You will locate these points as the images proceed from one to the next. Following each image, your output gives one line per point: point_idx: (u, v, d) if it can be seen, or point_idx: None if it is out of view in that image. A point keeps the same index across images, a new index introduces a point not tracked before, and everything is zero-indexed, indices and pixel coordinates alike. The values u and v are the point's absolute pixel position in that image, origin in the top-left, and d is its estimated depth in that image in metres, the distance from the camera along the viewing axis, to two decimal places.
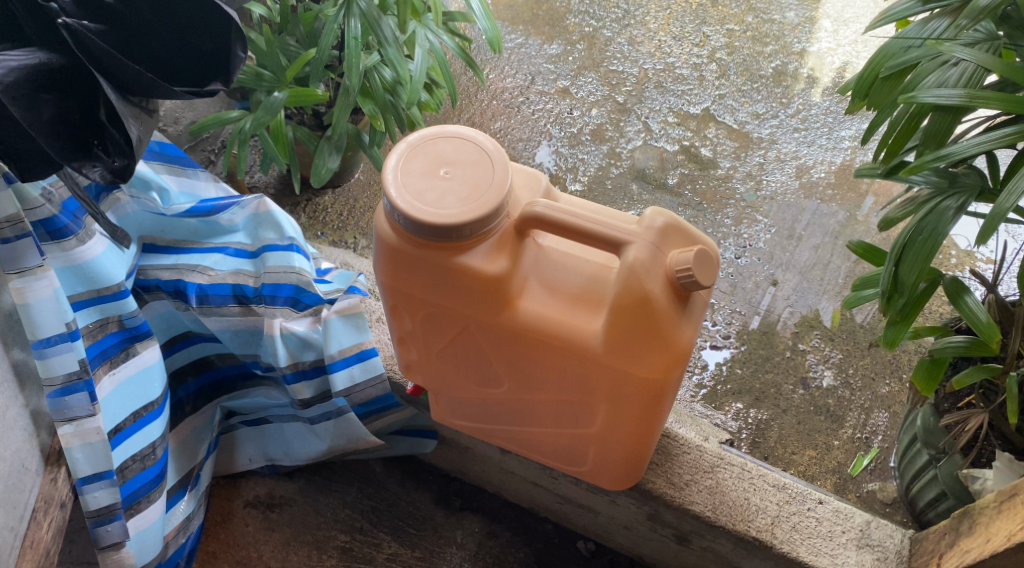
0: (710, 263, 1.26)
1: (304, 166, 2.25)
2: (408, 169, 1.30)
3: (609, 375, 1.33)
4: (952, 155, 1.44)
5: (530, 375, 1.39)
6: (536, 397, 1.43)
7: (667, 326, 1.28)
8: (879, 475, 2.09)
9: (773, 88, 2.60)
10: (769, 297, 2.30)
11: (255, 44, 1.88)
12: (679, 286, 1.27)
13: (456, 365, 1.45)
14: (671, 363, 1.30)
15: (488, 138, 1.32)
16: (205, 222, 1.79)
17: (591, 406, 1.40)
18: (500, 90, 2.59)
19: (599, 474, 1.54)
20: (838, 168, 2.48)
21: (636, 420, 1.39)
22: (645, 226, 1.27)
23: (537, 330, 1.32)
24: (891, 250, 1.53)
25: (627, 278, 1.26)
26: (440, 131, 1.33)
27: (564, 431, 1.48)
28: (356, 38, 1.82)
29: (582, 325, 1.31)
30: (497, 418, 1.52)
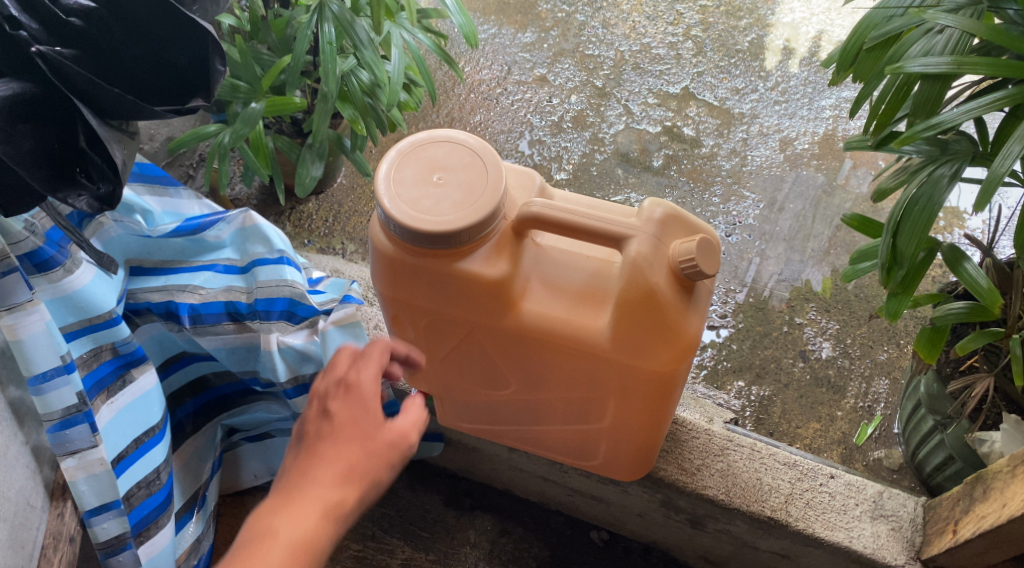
0: (713, 252, 1.24)
1: (285, 176, 2.22)
2: (401, 177, 1.28)
3: (618, 370, 1.32)
4: (944, 123, 1.43)
5: (538, 375, 1.38)
6: (543, 397, 1.42)
7: (673, 317, 1.27)
8: (884, 443, 2.10)
9: (750, 62, 2.59)
10: (755, 269, 2.30)
11: (229, 56, 1.84)
12: (683, 277, 1.25)
13: (462, 370, 1.43)
14: (679, 356, 1.29)
15: (478, 139, 1.30)
16: (191, 240, 1.77)
17: (601, 401, 1.39)
18: (477, 83, 2.56)
19: (611, 467, 1.53)
20: (821, 138, 2.47)
21: (648, 413, 1.38)
22: (645, 219, 1.26)
23: (542, 331, 1.31)
24: (888, 222, 1.53)
25: (630, 273, 1.25)
26: (430, 137, 1.31)
27: (574, 428, 1.47)
28: (331, 43, 1.79)
29: (589, 323, 1.29)
30: (504, 418, 1.52)
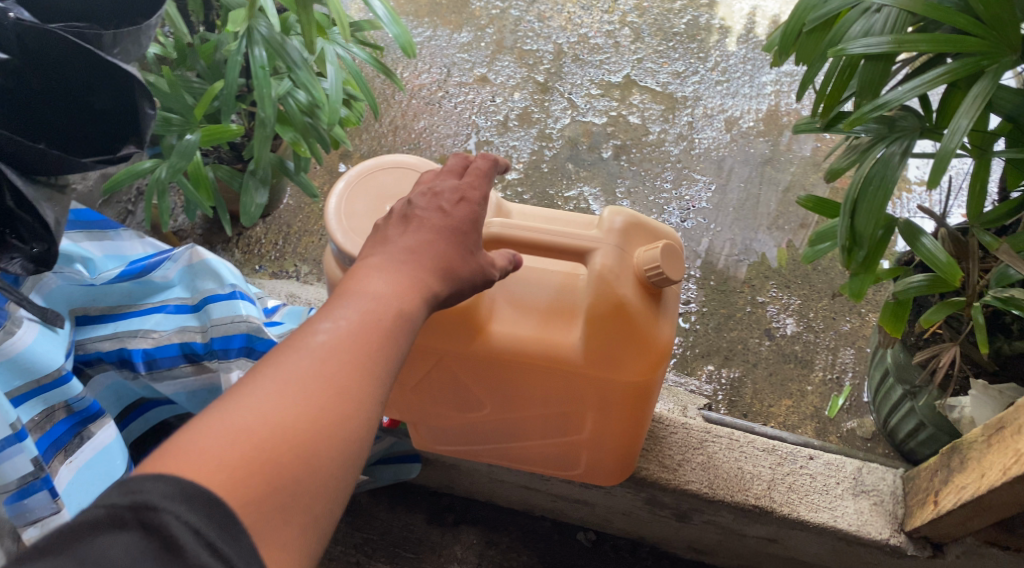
0: (676, 256, 1.27)
1: (229, 203, 2.16)
2: (352, 210, 1.33)
3: (594, 383, 1.32)
4: (891, 103, 1.42)
5: (513, 394, 1.37)
6: (519, 415, 1.41)
7: (644, 326, 1.28)
8: (856, 413, 2.10)
9: (688, 45, 2.60)
10: (709, 240, 2.32)
11: (157, 87, 1.76)
12: (650, 284, 1.28)
13: (434, 397, 1.41)
14: (654, 363, 1.30)
15: (426, 164, 1.37)
16: (138, 283, 1.70)
17: (578, 415, 1.38)
18: (417, 88, 2.52)
19: (593, 475, 1.52)
20: (765, 115, 2.48)
21: (626, 421, 1.38)
22: (606, 229, 1.29)
23: (514, 352, 1.30)
24: (844, 203, 1.53)
25: (597, 284, 1.27)
26: (377, 166, 1.37)
27: (553, 442, 1.45)
28: (264, 66, 1.74)
29: (560, 340, 1.29)
30: (480, 439, 1.50)
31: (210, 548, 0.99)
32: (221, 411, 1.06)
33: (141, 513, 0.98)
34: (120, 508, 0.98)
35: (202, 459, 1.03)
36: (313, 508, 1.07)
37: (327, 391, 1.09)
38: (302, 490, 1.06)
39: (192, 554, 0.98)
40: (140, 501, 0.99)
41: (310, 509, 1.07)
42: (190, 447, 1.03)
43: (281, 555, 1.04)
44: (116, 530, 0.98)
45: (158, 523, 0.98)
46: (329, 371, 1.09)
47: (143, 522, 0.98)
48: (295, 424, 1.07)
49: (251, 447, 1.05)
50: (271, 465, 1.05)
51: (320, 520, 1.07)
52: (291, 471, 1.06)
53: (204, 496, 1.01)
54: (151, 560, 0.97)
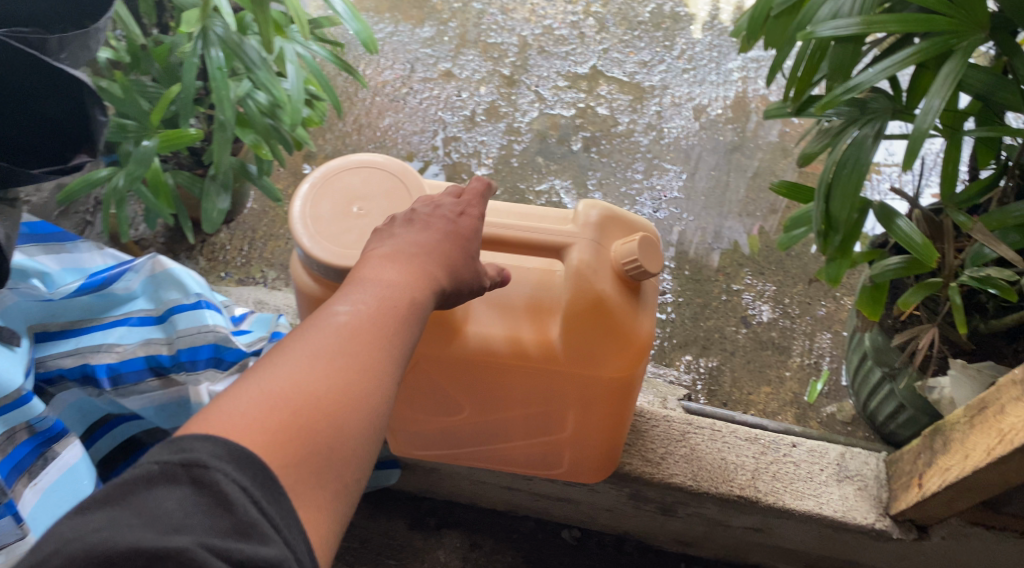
0: (655, 249, 1.26)
1: (191, 209, 2.10)
2: (318, 213, 1.29)
3: (576, 380, 1.31)
4: (863, 85, 1.40)
5: (493, 395, 1.36)
6: (499, 416, 1.40)
7: (624, 321, 1.27)
8: (835, 397, 2.09)
9: (653, 33, 2.57)
10: (678, 230, 2.29)
11: (110, 93, 1.70)
12: (629, 278, 1.26)
13: (412, 402, 1.40)
14: (636, 357, 1.28)
15: (393, 162, 1.33)
16: (99, 296, 1.64)
17: (560, 412, 1.37)
18: (381, 85, 2.47)
19: (576, 473, 1.51)
20: (733, 102, 2.46)
21: (609, 417, 1.37)
22: (582, 224, 1.27)
23: (494, 352, 1.29)
24: (819, 187, 1.51)
25: (575, 281, 1.25)
26: (342, 165, 1.33)
27: (536, 441, 1.44)
28: (221, 68, 1.69)
29: (540, 337, 1.28)
30: (463, 443, 1.49)
31: (255, 506, 1.02)
32: (256, 379, 1.09)
33: (192, 469, 1.02)
34: (172, 464, 1.02)
35: (241, 421, 1.05)
36: (344, 474, 1.09)
37: (352, 365, 1.11)
38: (333, 456, 1.09)
39: (241, 510, 1.01)
40: (192, 458, 1.02)
41: (341, 474, 1.09)
42: (228, 412, 1.06)
43: (317, 519, 1.07)
44: (169, 484, 1.01)
45: (208, 479, 1.01)
46: (355, 346, 1.12)
47: (193, 478, 1.01)
48: (327, 391, 1.09)
49: (287, 413, 1.07)
50: (305, 430, 1.07)
51: (349, 486, 1.10)
52: (322, 438, 1.08)
53: (247, 457, 1.04)
54: (203, 513, 1.00)
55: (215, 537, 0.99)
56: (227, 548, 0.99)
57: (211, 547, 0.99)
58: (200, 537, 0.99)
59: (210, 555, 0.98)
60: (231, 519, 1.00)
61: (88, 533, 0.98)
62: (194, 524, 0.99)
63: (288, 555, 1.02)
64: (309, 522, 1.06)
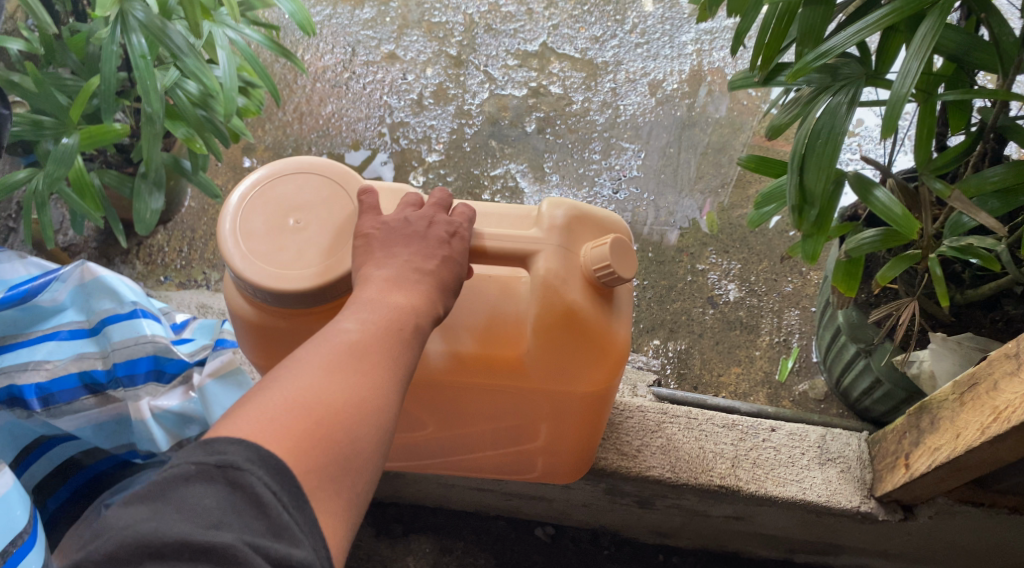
0: (627, 253, 1.22)
1: (123, 211, 1.96)
2: (250, 228, 1.20)
3: (548, 395, 1.28)
4: (834, 50, 1.32)
5: (461, 413, 1.33)
6: (466, 432, 1.37)
7: (599, 333, 1.23)
8: (806, 375, 2.03)
9: (604, 7, 2.47)
10: (635, 210, 2.21)
11: (23, 87, 1.57)
12: (600, 285, 1.23)
13: None
14: (611, 367, 1.26)
15: (330, 167, 1.24)
16: (23, 310, 1.50)
17: (532, 426, 1.35)
18: (322, 71, 2.35)
19: (547, 480, 1.51)
20: (689, 76, 2.38)
21: (582, 428, 1.35)
22: (547, 226, 1.23)
23: (463, 368, 1.25)
24: (793, 160, 1.42)
25: (544, 294, 1.21)
26: (274, 172, 1.23)
27: (506, 454, 1.42)
28: (144, 55, 1.56)
29: (511, 354, 1.24)
30: (429, 453, 1.45)
31: (287, 511, 1.00)
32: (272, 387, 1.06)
33: (228, 471, 0.99)
34: (208, 465, 1.00)
35: (262, 422, 1.03)
36: (357, 484, 1.06)
37: (363, 379, 1.08)
38: (349, 464, 1.05)
39: (275, 514, 0.99)
40: (226, 460, 1.00)
41: (353, 486, 1.06)
42: (247, 417, 1.03)
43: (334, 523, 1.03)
44: (206, 483, 0.99)
45: (243, 481, 0.99)
46: (366, 363, 1.09)
47: (229, 479, 0.99)
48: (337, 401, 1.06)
49: (309, 420, 1.04)
50: (320, 441, 1.04)
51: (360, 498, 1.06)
52: (335, 451, 1.05)
53: (277, 461, 1.01)
54: (239, 513, 0.98)
55: (252, 538, 0.97)
56: (267, 549, 0.97)
57: (253, 546, 0.97)
58: (243, 535, 0.97)
59: (254, 554, 0.97)
60: (265, 521, 0.99)
61: (134, 524, 0.97)
62: (234, 523, 0.98)
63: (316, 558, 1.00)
64: (328, 529, 1.03)
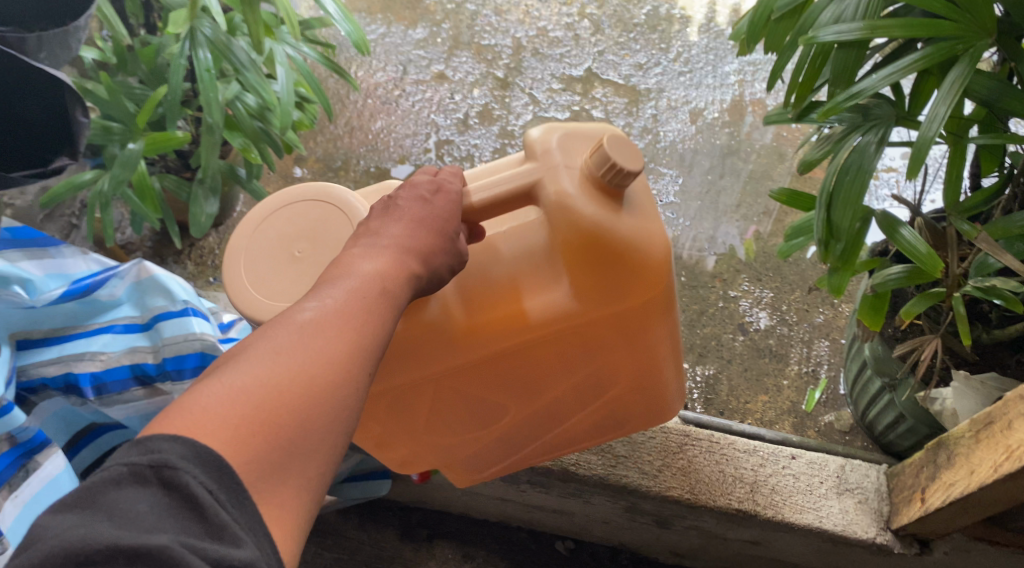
0: (621, 143, 1.25)
1: (179, 214, 2.06)
2: (259, 273, 1.29)
3: (608, 324, 1.31)
4: (865, 91, 1.37)
5: (532, 379, 1.38)
6: (549, 398, 1.41)
7: (630, 236, 1.26)
8: (833, 406, 2.06)
9: (649, 35, 2.54)
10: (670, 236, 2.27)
11: (95, 95, 1.67)
12: (607, 185, 1.26)
13: (457, 421, 1.42)
14: (656, 275, 1.28)
15: (311, 188, 1.31)
16: (83, 303, 1.59)
17: (607, 364, 1.37)
18: (374, 87, 2.44)
19: (642, 427, 1.52)
20: (730, 105, 2.43)
21: (659, 346, 1.35)
22: (541, 150, 1.27)
23: (516, 337, 1.31)
24: (821, 197, 1.47)
25: (553, 228, 1.27)
26: (261, 215, 1.31)
27: (595, 406, 1.45)
28: (209, 69, 1.66)
29: (551, 300, 1.29)
30: (524, 441, 1.50)
31: (224, 510, 1.04)
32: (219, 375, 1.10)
33: (161, 471, 1.03)
34: (141, 466, 1.03)
35: (200, 419, 1.06)
36: (307, 470, 1.10)
37: (318, 353, 1.12)
38: (295, 451, 1.10)
39: (212, 514, 1.03)
40: (160, 460, 1.03)
41: (302, 473, 1.10)
42: (189, 412, 1.07)
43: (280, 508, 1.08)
44: (139, 486, 1.03)
45: (176, 481, 1.03)
46: (320, 338, 1.13)
47: (164, 480, 1.03)
48: (294, 377, 1.11)
49: (253, 407, 1.09)
50: (265, 427, 1.08)
51: (313, 483, 1.11)
52: (284, 435, 1.09)
53: (215, 462, 1.05)
54: (174, 515, 1.02)
55: (188, 539, 1.01)
56: (204, 549, 1.01)
57: (189, 546, 1.00)
58: (179, 536, 1.01)
59: (190, 554, 1.00)
60: (202, 523, 1.02)
61: (64, 531, 1.00)
62: (168, 526, 1.01)
63: (259, 557, 1.04)
64: (273, 524, 1.07)
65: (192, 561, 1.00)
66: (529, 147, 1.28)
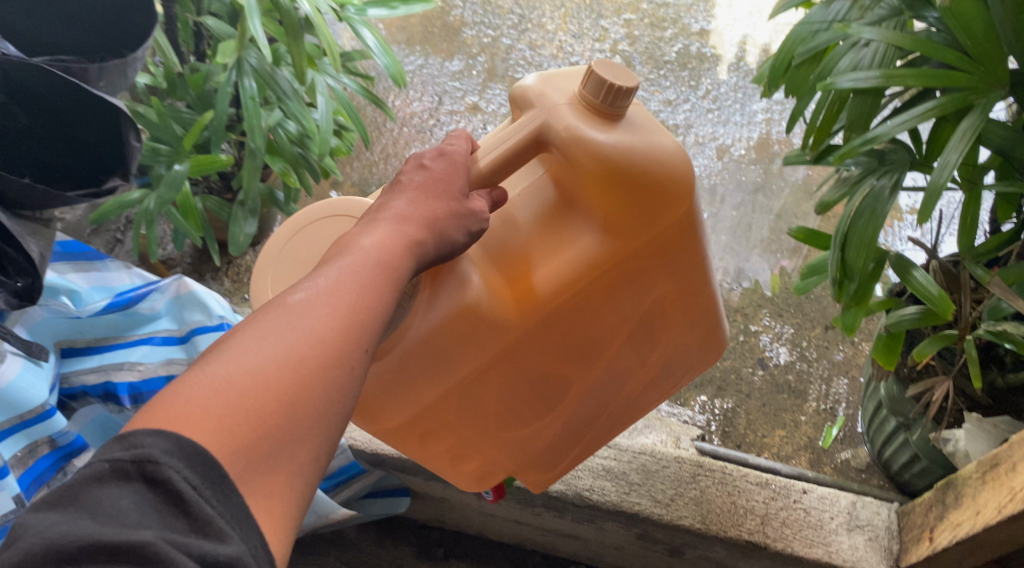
0: (605, 65, 1.26)
1: (218, 232, 2.15)
2: None
3: (649, 250, 1.31)
4: (880, 137, 1.41)
5: (588, 339, 1.37)
6: (611, 359, 1.40)
7: (642, 153, 1.26)
8: (850, 443, 2.08)
9: (679, 72, 2.60)
10: None
11: (146, 118, 1.76)
12: (604, 110, 1.26)
13: (526, 407, 1.41)
14: (679, 180, 1.27)
15: (310, 209, 1.37)
16: (125, 315, 1.67)
17: (656, 298, 1.36)
18: (410, 116, 2.52)
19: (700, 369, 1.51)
20: (757, 143, 2.49)
21: (701, 259, 1.35)
22: (536, 96, 1.29)
23: (563, 292, 1.32)
24: (835, 237, 1.51)
25: (566, 172, 1.29)
26: (269, 249, 1.37)
27: (654, 356, 1.43)
28: (254, 97, 1.74)
29: (586, 243, 1.30)
30: (594, 423, 1.48)
31: (209, 504, 1.03)
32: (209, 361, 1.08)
33: (144, 466, 1.02)
34: (124, 461, 1.03)
35: (187, 411, 1.05)
36: (298, 455, 1.08)
37: (311, 328, 1.10)
38: (285, 437, 1.08)
39: (197, 509, 1.02)
40: (143, 454, 1.03)
41: (295, 457, 1.08)
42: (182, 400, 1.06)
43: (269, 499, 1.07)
44: (121, 482, 1.02)
45: (159, 476, 1.02)
46: (315, 312, 1.11)
47: (147, 475, 1.02)
48: (289, 354, 1.09)
49: (250, 389, 1.07)
50: (263, 408, 1.07)
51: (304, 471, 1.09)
52: (280, 414, 1.07)
53: (198, 454, 1.04)
54: (157, 512, 1.02)
55: (171, 535, 1.01)
56: (189, 546, 1.00)
57: (172, 542, 1.00)
58: (162, 532, 1.00)
59: (173, 550, 0.99)
60: (186, 519, 1.02)
61: (47, 528, 1.00)
62: (152, 523, 1.01)
63: (245, 552, 1.03)
64: (262, 516, 1.06)
65: (175, 558, 0.99)
66: (525, 97, 1.29)
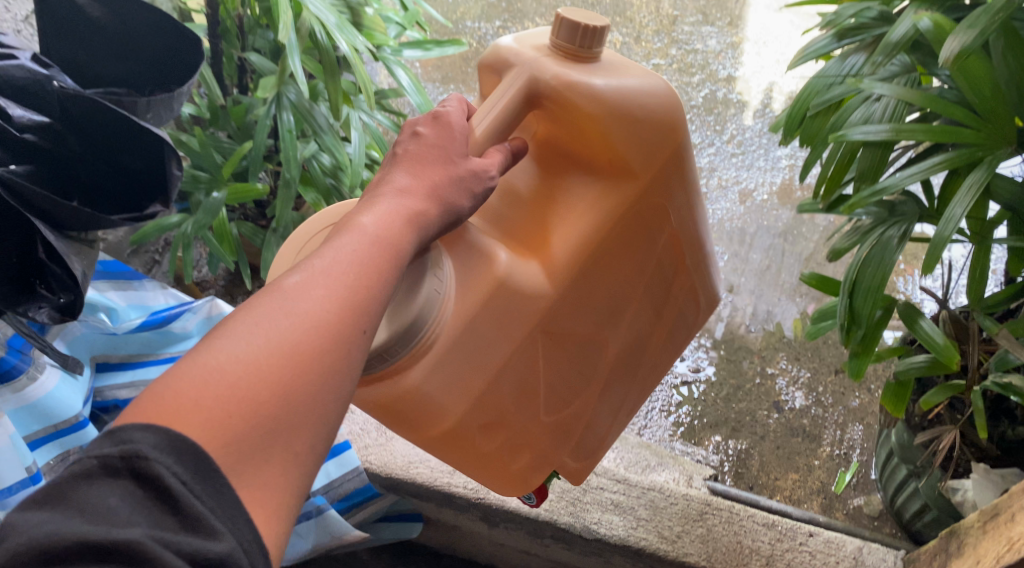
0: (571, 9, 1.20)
1: (251, 257, 2.22)
2: None
3: (659, 194, 1.25)
4: (889, 189, 1.46)
5: (611, 298, 1.30)
6: (635, 315, 1.34)
7: (631, 92, 1.19)
8: (863, 490, 2.09)
9: (705, 117, 2.67)
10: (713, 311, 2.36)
11: (188, 145, 1.85)
12: (579, 53, 1.20)
13: (561, 384, 1.34)
14: (671, 112, 1.21)
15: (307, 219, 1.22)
16: (158, 333, 1.75)
17: (669, 244, 1.30)
18: None
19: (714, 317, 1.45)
20: (779, 188, 2.55)
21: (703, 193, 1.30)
22: (514, 54, 1.20)
23: (581, 253, 1.25)
24: (843, 285, 1.56)
25: (558, 125, 1.22)
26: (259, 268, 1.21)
27: (674, 304, 1.37)
28: (291, 130, 1.83)
29: (594, 197, 1.24)
30: (625, 388, 1.41)
31: (199, 500, 0.96)
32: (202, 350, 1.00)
33: (133, 462, 0.95)
34: (111, 457, 0.95)
35: (177, 405, 0.97)
36: (293, 445, 1.01)
37: (308, 308, 1.03)
38: (280, 425, 1.00)
39: (186, 506, 0.95)
40: (131, 449, 0.95)
41: (289, 447, 1.01)
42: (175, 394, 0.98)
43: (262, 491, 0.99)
44: (109, 478, 0.95)
45: (148, 472, 0.95)
46: (314, 291, 1.03)
47: (135, 470, 0.95)
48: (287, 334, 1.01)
49: (251, 372, 1.00)
50: (262, 390, 1.00)
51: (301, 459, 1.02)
52: (282, 393, 1.00)
53: (187, 448, 0.96)
54: (147, 510, 0.95)
55: (161, 534, 0.94)
56: (180, 544, 0.94)
57: (161, 541, 0.93)
58: (150, 530, 0.94)
59: (162, 549, 0.93)
60: (176, 516, 0.95)
61: (32, 527, 0.93)
62: (140, 520, 0.94)
63: (238, 550, 0.96)
64: (256, 511, 0.99)
65: (164, 557, 0.93)
66: (500, 58, 1.21)
